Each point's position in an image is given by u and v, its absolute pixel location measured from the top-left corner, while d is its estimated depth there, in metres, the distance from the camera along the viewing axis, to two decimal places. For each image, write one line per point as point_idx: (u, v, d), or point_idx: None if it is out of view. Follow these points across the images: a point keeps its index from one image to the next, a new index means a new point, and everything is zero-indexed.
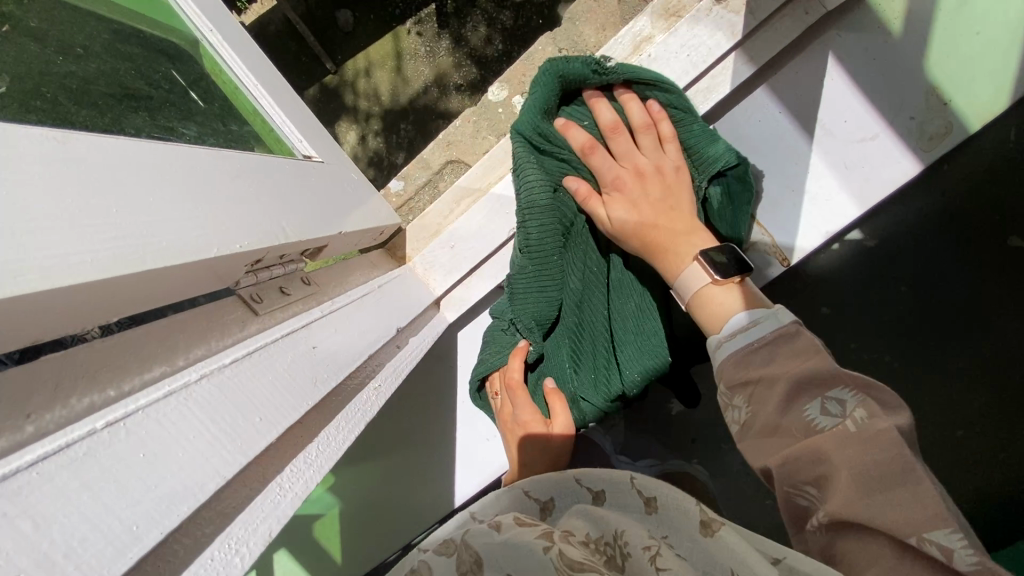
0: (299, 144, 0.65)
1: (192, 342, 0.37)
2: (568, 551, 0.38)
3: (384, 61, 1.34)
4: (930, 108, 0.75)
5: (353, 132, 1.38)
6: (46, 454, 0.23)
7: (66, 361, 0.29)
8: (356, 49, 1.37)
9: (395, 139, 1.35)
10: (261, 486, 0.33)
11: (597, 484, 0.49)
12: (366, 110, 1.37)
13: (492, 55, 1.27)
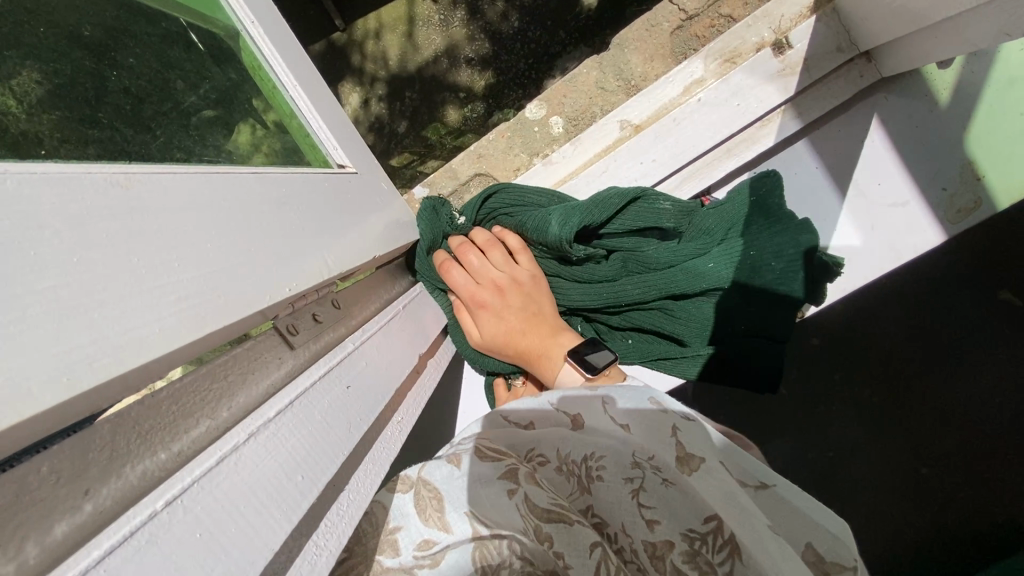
0: (333, 152, 0.64)
1: (236, 387, 0.35)
2: (535, 497, 0.42)
3: (394, 24, 1.30)
4: (969, 184, 0.76)
5: (356, 95, 1.32)
6: (111, 548, 0.22)
7: (119, 423, 0.28)
8: (365, 9, 1.31)
9: (398, 107, 1.30)
10: (302, 547, 0.33)
11: (575, 406, 0.51)
12: (372, 73, 1.31)
13: (508, 31, 1.26)
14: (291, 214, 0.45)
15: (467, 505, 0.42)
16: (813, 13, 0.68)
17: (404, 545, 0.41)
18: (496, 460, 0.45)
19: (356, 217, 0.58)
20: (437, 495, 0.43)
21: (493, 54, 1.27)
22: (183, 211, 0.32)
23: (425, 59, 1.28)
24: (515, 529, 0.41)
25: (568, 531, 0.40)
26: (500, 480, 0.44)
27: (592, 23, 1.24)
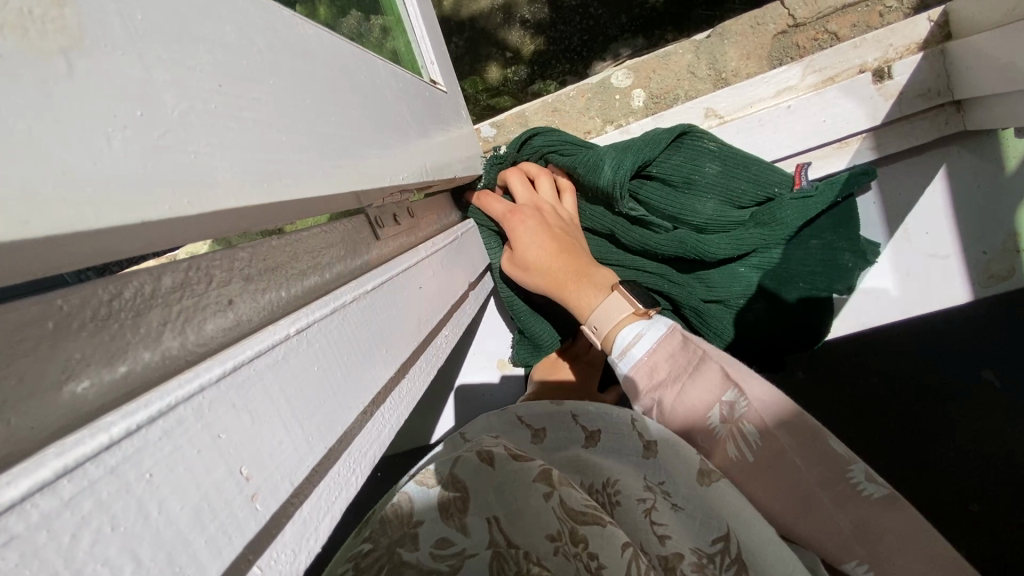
0: (428, 65, 0.64)
1: (335, 258, 0.37)
2: (570, 499, 0.41)
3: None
4: (1011, 253, 0.79)
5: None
6: (259, 351, 0.24)
7: (253, 252, 0.29)
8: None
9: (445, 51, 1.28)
10: (374, 414, 0.35)
11: (592, 424, 0.53)
12: None
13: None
14: (399, 110, 0.46)
15: (493, 515, 0.42)
16: (921, 48, 0.68)
17: (422, 544, 0.40)
18: (524, 463, 0.45)
19: (442, 133, 0.59)
20: (464, 495, 0.43)
21: (549, 20, 1.22)
22: (333, 72, 0.33)
23: (480, 8, 1.23)
24: (548, 537, 0.40)
25: (603, 534, 0.39)
26: (537, 483, 0.43)
27: (655, 14, 1.19)
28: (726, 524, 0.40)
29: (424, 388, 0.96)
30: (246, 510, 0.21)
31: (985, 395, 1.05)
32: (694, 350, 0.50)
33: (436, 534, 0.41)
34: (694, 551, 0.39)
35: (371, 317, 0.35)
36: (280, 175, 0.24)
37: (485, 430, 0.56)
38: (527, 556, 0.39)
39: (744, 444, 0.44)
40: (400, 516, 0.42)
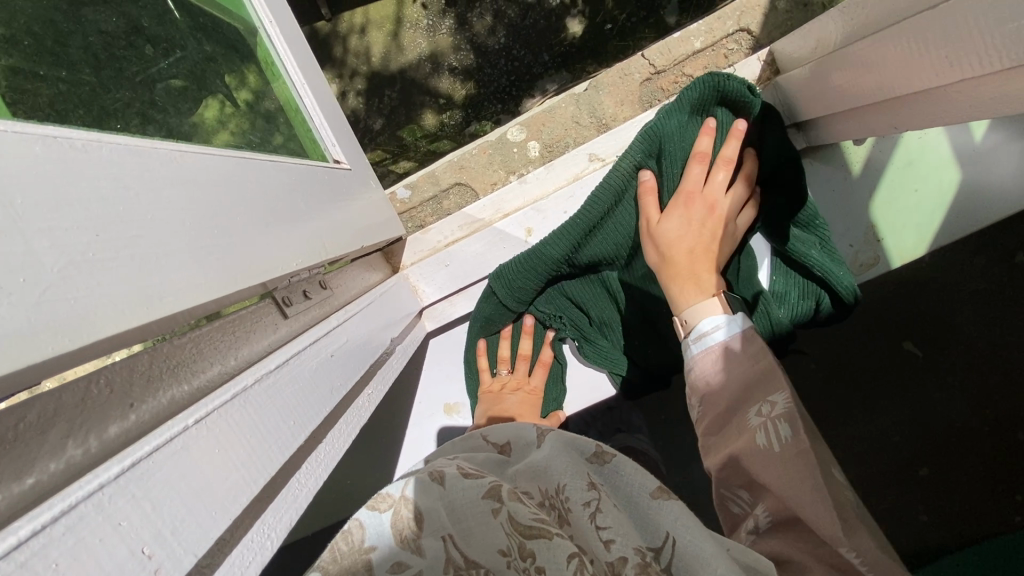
0: (331, 148, 0.70)
1: (240, 343, 0.42)
2: (518, 516, 0.50)
3: (381, 22, 1.48)
4: (874, 241, 0.90)
5: (334, 84, 1.52)
6: (156, 445, 0.28)
7: (154, 354, 0.34)
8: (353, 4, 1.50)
9: (376, 104, 1.50)
10: (288, 481, 0.39)
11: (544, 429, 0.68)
12: (354, 66, 1.51)
13: (492, 44, 1.43)
14: (293, 201, 0.51)
15: (448, 534, 0.48)
16: (758, 84, 0.80)
17: (377, 573, 0.45)
18: (474, 480, 0.53)
19: (345, 210, 0.65)
20: (418, 519, 0.49)
21: (475, 65, 1.45)
22: (216, 188, 0.39)
23: (409, 60, 1.47)
24: (500, 551, 0.47)
25: (548, 547, 0.48)
26: (485, 500, 0.51)
27: (572, 50, 1.42)
28: (665, 531, 0.54)
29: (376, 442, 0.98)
30: None
31: (911, 351, 1.26)
32: (757, 349, 0.62)
33: (392, 560, 0.46)
34: (635, 552, 0.50)
35: (275, 385, 0.40)
36: (160, 294, 0.30)
37: (445, 454, 0.65)
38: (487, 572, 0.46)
39: (773, 436, 0.55)
40: (351, 543, 0.47)
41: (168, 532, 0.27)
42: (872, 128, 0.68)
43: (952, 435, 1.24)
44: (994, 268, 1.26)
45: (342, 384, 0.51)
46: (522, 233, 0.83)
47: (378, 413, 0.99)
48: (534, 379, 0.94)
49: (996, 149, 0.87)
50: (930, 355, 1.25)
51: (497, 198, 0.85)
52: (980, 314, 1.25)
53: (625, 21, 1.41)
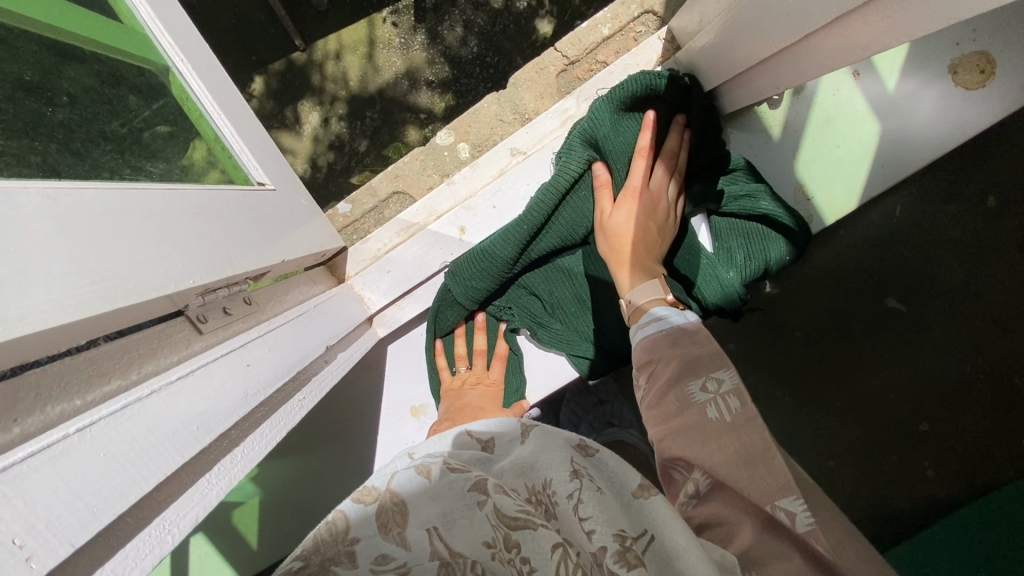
0: (255, 172, 0.75)
1: (145, 359, 0.45)
2: (502, 507, 0.52)
3: (354, 47, 1.53)
4: (803, 200, 0.92)
5: (315, 114, 1.55)
6: (31, 452, 0.31)
7: (45, 373, 0.37)
8: (327, 32, 1.55)
9: (359, 125, 1.54)
10: (196, 480, 0.42)
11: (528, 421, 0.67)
12: (331, 91, 1.55)
13: (466, 55, 1.51)
14: (199, 225, 0.54)
15: (432, 525, 0.50)
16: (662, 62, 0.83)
17: (361, 561, 0.46)
18: (461, 475, 0.57)
19: (267, 229, 0.68)
20: (402, 511, 0.52)
21: (452, 76, 1.52)
22: (101, 220, 0.42)
23: (386, 80, 1.53)
24: (484, 544, 0.49)
25: (533, 537, 0.49)
26: (471, 492, 0.54)
27: (543, 49, 1.50)
28: (644, 527, 0.51)
29: (345, 447, 1.02)
30: (21, 568, 0.28)
31: (876, 298, 1.32)
32: (706, 335, 0.62)
33: (376, 551, 0.47)
34: (614, 539, 0.49)
35: (178, 391, 0.43)
36: (22, 319, 0.33)
37: (431, 448, 0.65)
38: (474, 563, 0.47)
39: (725, 409, 0.54)
40: (334, 532, 0.49)
41: (40, 524, 0.30)
42: (770, 89, 0.71)
43: (917, 374, 1.31)
44: (952, 209, 1.30)
45: (263, 389, 0.54)
46: (456, 231, 0.86)
47: (346, 422, 1.02)
48: (492, 372, 0.96)
49: (911, 97, 0.88)
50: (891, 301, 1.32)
51: (429, 201, 0.89)
52: (940, 255, 1.31)
53: (592, 16, 1.50)
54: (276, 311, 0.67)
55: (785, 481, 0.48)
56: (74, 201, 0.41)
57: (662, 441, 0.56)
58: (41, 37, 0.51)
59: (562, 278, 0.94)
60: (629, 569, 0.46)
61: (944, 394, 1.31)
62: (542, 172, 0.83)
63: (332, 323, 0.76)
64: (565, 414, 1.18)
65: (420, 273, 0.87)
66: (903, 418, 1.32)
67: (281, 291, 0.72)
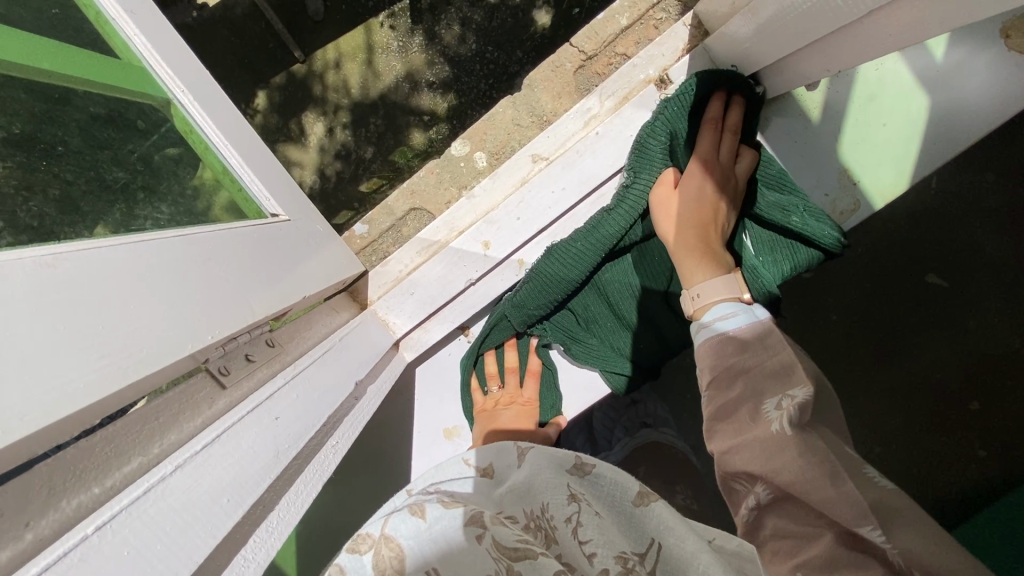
0: (266, 202, 0.71)
1: (167, 428, 0.41)
2: (501, 540, 0.47)
3: (353, 53, 1.50)
4: (850, 184, 0.85)
5: (320, 123, 1.52)
6: (44, 566, 0.28)
7: (57, 464, 0.33)
8: (325, 42, 1.51)
9: (362, 133, 1.50)
10: (231, 560, 0.38)
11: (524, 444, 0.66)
12: (335, 101, 1.51)
13: (463, 53, 1.46)
14: (211, 270, 0.51)
15: (432, 568, 0.45)
16: (689, 49, 0.77)
17: None
18: (454, 509, 0.51)
19: (282, 261, 0.64)
20: (402, 559, 0.47)
21: (451, 76, 1.47)
22: (108, 283, 0.38)
23: (386, 85, 1.48)
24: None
25: (534, 567, 0.45)
26: (467, 527, 0.49)
27: (548, 41, 1.44)
28: (651, 538, 0.52)
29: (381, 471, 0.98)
30: None
31: (924, 278, 1.25)
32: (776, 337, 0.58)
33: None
34: (617, 561, 0.47)
35: (207, 459, 0.40)
36: (19, 415, 0.29)
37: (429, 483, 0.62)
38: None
39: (786, 418, 0.49)
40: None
41: None
42: (818, 70, 0.65)
43: (972, 355, 1.24)
44: (998, 177, 1.22)
45: (297, 439, 0.50)
46: (479, 247, 0.81)
47: (380, 447, 0.98)
48: (525, 392, 0.92)
49: (962, 64, 0.81)
50: (940, 280, 1.24)
51: (448, 217, 0.84)
52: (989, 227, 1.23)
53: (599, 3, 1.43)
54: (300, 348, 0.64)
55: (860, 508, 0.43)
56: (76, 264, 0.37)
57: (725, 452, 0.53)
58: (28, 83, 0.48)
59: (598, 290, 0.90)
60: None
61: (1003, 374, 1.23)
62: (566, 179, 0.78)
63: (360, 353, 0.73)
64: (602, 424, 1.13)
65: (446, 293, 0.83)
66: (955, 401, 1.25)
67: (303, 324, 0.68)
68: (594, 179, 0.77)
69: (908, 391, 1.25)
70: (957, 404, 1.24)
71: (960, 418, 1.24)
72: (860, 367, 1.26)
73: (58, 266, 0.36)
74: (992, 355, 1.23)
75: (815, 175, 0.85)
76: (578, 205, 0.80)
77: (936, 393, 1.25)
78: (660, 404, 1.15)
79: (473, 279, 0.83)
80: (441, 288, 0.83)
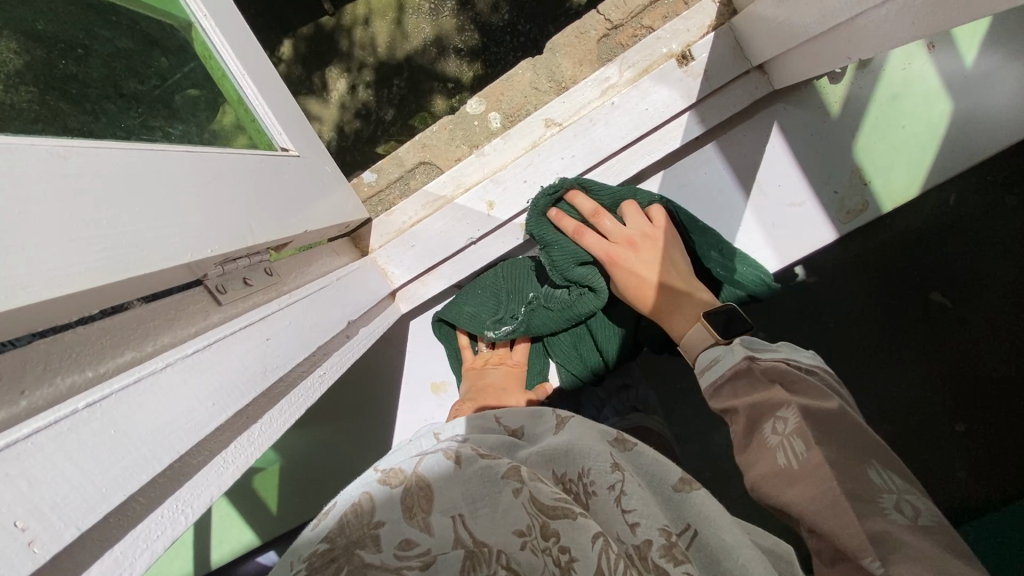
0: (278, 136, 0.71)
1: (161, 330, 0.43)
2: (539, 495, 0.51)
3: (384, 11, 1.47)
4: (859, 185, 0.85)
5: (343, 79, 1.51)
6: (39, 428, 0.29)
7: (53, 345, 0.35)
8: None
9: (386, 94, 1.49)
10: (210, 459, 0.40)
11: (564, 413, 0.69)
12: (361, 58, 1.49)
13: (496, 22, 1.44)
14: (219, 189, 0.52)
15: (459, 513, 0.50)
16: (716, 26, 0.76)
17: (384, 545, 0.47)
18: (491, 461, 0.55)
19: (289, 194, 0.66)
20: (428, 496, 0.51)
21: (482, 45, 1.45)
22: (117, 183, 0.40)
23: (415, 47, 1.47)
24: (518, 533, 0.48)
25: (572, 527, 0.49)
26: (506, 482, 0.52)
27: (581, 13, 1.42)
28: (687, 522, 0.57)
29: (368, 414, 1.01)
30: (22, 554, 0.27)
31: (925, 292, 1.24)
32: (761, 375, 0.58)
33: (401, 537, 0.47)
34: (660, 534, 0.51)
35: (195, 363, 0.41)
36: (25, 286, 0.31)
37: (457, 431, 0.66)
38: (503, 551, 0.47)
39: (792, 453, 0.50)
40: (361, 516, 0.49)
41: (47, 503, 0.29)
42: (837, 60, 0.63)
43: (964, 371, 1.24)
44: (1014, 198, 1.22)
45: (284, 362, 0.52)
46: (483, 206, 0.82)
47: (368, 392, 1.01)
48: (516, 356, 0.93)
49: (990, 75, 0.80)
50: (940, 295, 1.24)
51: (456, 173, 0.84)
52: (998, 248, 1.22)
53: None
54: (297, 280, 0.65)
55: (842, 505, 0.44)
56: (89, 161, 0.39)
57: (758, 483, 0.52)
58: None
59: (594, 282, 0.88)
60: (677, 565, 0.48)
61: (992, 393, 1.23)
62: (577, 147, 0.78)
63: (357, 295, 0.75)
64: (588, 398, 1.15)
65: (446, 249, 0.84)
66: (934, 416, 1.25)
67: (301, 260, 0.70)
68: (603, 150, 0.77)
69: (896, 400, 1.25)
70: (943, 417, 1.24)
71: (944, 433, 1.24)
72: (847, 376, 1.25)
73: (70, 161, 0.37)
74: (983, 373, 1.23)
75: (827, 172, 0.84)
76: (586, 174, 0.80)
77: (924, 405, 1.25)
78: (645, 386, 1.16)
79: (474, 238, 0.84)
80: (441, 244, 0.84)
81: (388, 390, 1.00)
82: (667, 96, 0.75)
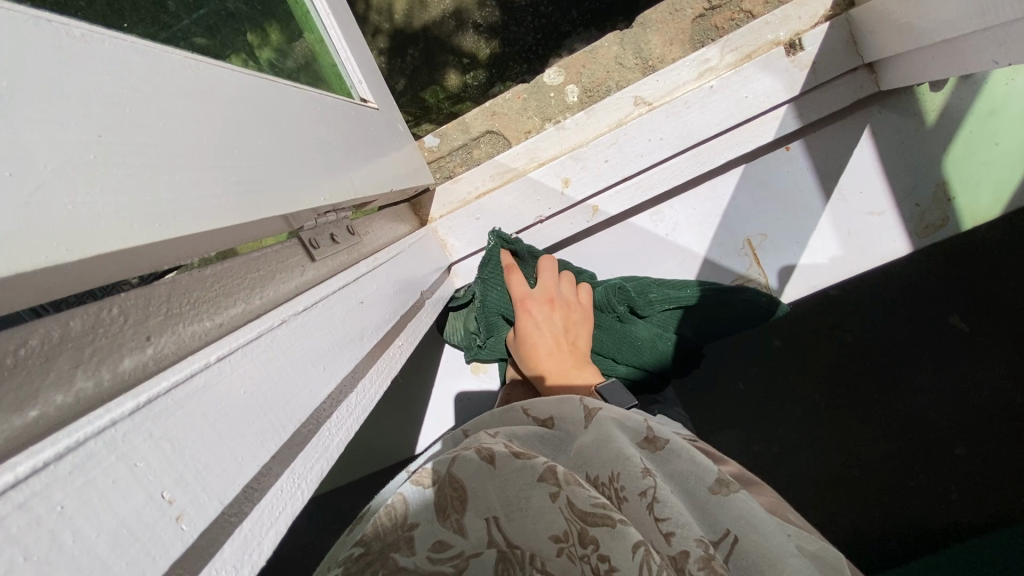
0: (357, 84, 0.67)
1: (266, 281, 0.39)
2: (576, 499, 0.43)
3: None
4: (944, 198, 0.82)
5: None
6: (177, 381, 0.25)
7: (174, 288, 0.30)
8: None
9: (398, 64, 1.33)
10: (318, 431, 0.36)
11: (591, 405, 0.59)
12: (374, 24, 1.32)
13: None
14: (319, 133, 0.47)
15: (493, 514, 0.44)
16: (829, 17, 0.72)
17: (418, 548, 0.42)
18: (526, 461, 0.47)
19: (371, 147, 0.61)
20: (463, 494, 0.45)
21: (501, 23, 1.27)
22: (238, 107, 0.35)
23: (432, 18, 1.29)
24: (553, 538, 0.42)
25: (611, 536, 0.41)
26: (541, 483, 0.45)
27: None
28: (726, 526, 0.47)
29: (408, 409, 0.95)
30: (172, 530, 0.22)
31: (988, 314, 1.16)
32: None
33: (434, 537, 0.43)
34: (698, 545, 0.43)
35: (307, 321, 0.37)
36: (172, 213, 0.27)
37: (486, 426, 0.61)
38: (535, 556, 0.42)
39: None
40: (394, 518, 0.44)
41: (191, 474, 0.24)
42: (959, 67, 0.59)
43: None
44: None
45: (374, 330, 0.48)
46: (558, 184, 0.78)
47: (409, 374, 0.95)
48: None
49: None
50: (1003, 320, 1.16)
51: (531, 145, 0.80)
52: None
53: None
54: (370, 241, 0.61)
55: None
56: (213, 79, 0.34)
57: None
58: None
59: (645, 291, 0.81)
60: None
61: None
62: (666, 129, 0.74)
63: (424, 263, 0.71)
64: None
65: (512, 224, 0.80)
66: (935, 440, 1.16)
67: (373, 221, 0.65)
68: (691, 136, 0.74)
69: (952, 428, 1.16)
70: (1002, 451, 1.15)
71: (1004, 471, 1.15)
72: (866, 394, 1.18)
73: (200, 76, 0.32)
74: None
75: (911, 181, 0.81)
76: (668, 160, 0.76)
77: (984, 439, 1.15)
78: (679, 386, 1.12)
79: (543, 216, 0.80)
80: (507, 218, 0.80)
81: (427, 370, 0.95)
82: (764, 85, 0.72)
